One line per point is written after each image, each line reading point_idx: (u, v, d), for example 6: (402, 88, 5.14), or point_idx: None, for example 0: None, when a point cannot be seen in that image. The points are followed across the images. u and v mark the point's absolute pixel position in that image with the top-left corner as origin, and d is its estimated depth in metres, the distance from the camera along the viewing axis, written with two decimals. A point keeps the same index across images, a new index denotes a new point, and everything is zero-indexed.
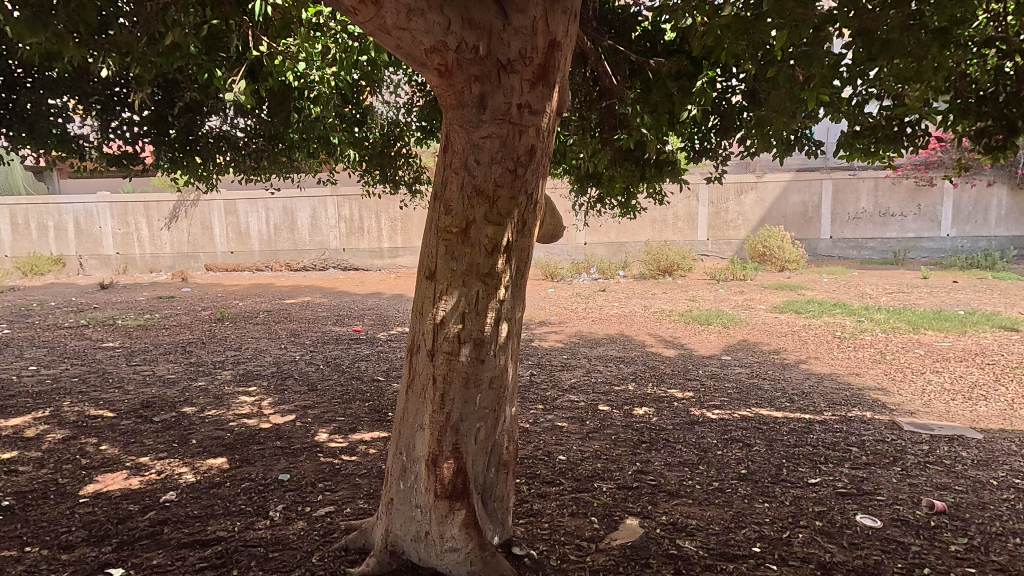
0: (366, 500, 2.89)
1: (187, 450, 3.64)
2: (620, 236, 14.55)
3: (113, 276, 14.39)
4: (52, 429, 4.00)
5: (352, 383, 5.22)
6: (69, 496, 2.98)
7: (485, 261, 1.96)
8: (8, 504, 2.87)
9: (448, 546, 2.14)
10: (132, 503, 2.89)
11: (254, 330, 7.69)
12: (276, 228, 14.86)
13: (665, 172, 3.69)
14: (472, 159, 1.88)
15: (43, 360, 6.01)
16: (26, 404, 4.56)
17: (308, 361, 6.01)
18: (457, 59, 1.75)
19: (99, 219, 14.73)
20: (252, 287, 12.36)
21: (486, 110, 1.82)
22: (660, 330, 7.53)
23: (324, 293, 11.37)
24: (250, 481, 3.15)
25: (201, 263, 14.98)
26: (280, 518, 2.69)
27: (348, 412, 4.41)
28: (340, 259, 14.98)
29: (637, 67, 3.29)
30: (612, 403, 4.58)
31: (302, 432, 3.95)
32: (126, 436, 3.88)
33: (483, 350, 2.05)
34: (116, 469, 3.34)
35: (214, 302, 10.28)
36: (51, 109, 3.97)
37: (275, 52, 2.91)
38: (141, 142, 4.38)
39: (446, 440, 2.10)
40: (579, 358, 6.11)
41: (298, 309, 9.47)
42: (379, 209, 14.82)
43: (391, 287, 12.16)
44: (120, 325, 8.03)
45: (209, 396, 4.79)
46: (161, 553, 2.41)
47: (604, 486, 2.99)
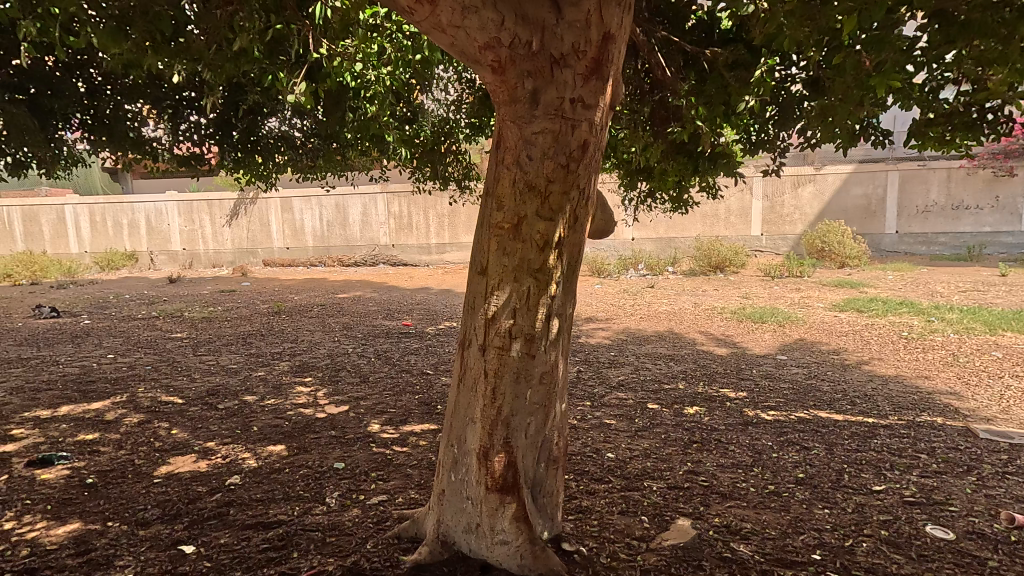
0: (417, 490, 2.95)
1: (249, 436, 3.82)
2: (669, 232, 14.25)
3: (180, 270, 15.28)
4: (128, 413, 4.29)
5: (401, 376, 5.34)
6: (144, 476, 3.19)
7: (537, 257, 1.97)
8: (91, 482, 3.11)
9: (498, 540, 2.15)
10: (200, 485, 3.06)
11: (308, 323, 7.99)
12: (329, 225, 15.38)
13: (719, 166, 3.56)
14: (524, 155, 1.89)
15: (119, 349, 6.45)
16: (105, 389, 4.92)
17: (359, 354, 6.19)
18: (511, 55, 1.76)
19: (167, 217, 15.61)
20: (307, 281, 12.82)
21: (539, 106, 1.83)
22: (711, 328, 7.35)
23: (375, 288, 11.66)
24: (308, 468, 3.28)
25: (259, 259, 15.69)
26: (336, 505, 2.79)
27: (398, 404, 4.52)
28: (390, 255, 15.29)
29: (691, 57, 3.21)
30: (662, 401, 4.50)
31: (355, 422, 4.08)
32: (194, 422, 4.12)
33: (534, 345, 2.06)
34: (186, 453, 3.54)
35: (272, 296, 10.74)
36: (128, 114, 4.26)
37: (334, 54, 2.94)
38: (208, 144, 4.60)
39: (497, 435, 2.12)
40: (628, 355, 6.03)
41: (350, 303, 9.79)
42: (426, 206, 15.04)
43: (439, 283, 12.37)
44: (186, 317, 8.54)
45: (268, 386, 5.03)
46: (227, 533, 2.54)
47: (654, 485, 2.94)
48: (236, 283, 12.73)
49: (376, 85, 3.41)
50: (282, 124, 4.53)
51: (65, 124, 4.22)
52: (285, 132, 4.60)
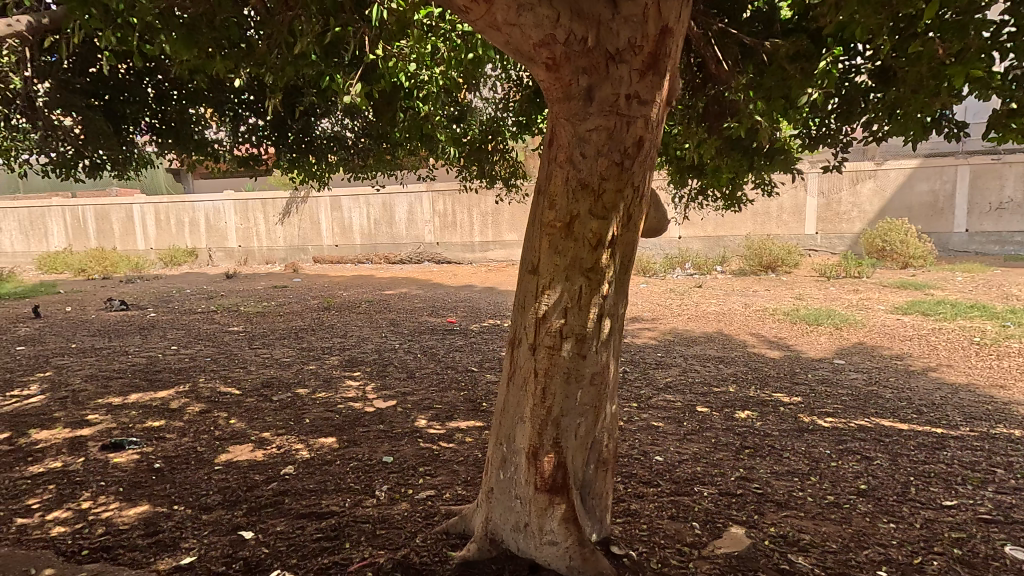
0: (464, 486, 2.98)
1: (302, 428, 3.95)
2: (718, 229, 13.75)
3: (236, 266, 15.96)
4: (191, 402, 4.52)
5: (446, 372, 5.40)
6: (206, 463, 3.35)
7: (589, 256, 1.95)
8: (158, 467, 3.28)
9: (547, 540, 2.15)
10: (257, 473, 3.19)
11: (357, 319, 8.20)
12: (376, 223, 15.73)
13: (776, 162, 3.43)
14: (578, 153, 1.87)
15: (182, 341, 6.80)
16: (170, 379, 5.19)
17: (405, 350, 6.30)
18: (565, 52, 1.74)
19: (225, 215, 16.34)
20: (355, 278, 13.16)
21: (593, 102, 1.80)
22: (763, 329, 7.10)
23: (419, 285, 11.86)
24: (358, 460, 3.36)
25: (310, 256, 16.20)
26: (385, 498, 2.85)
27: (444, 400, 4.57)
28: (434, 253, 15.51)
29: (749, 49, 3.10)
30: (711, 404, 4.38)
31: (402, 417, 4.15)
32: (250, 412, 4.29)
33: (585, 345, 2.04)
34: (243, 442, 3.69)
35: (322, 291, 11.07)
36: (193, 118, 4.47)
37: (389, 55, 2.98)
38: (265, 145, 4.77)
39: (547, 434, 2.11)
40: (675, 356, 5.90)
41: (397, 299, 10.00)
42: (470, 205, 15.12)
43: (483, 280, 12.45)
44: (242, 311, 8.92)
45: (319, 379, 5.19)
46: (283, 521, 2.63)
47: (705, 491, 2.87)
48: (288, 279, 13.21)
49: (429, 84, 3.43)
50: (335, 125, 4.62)
51: (135, 128, 4.47)
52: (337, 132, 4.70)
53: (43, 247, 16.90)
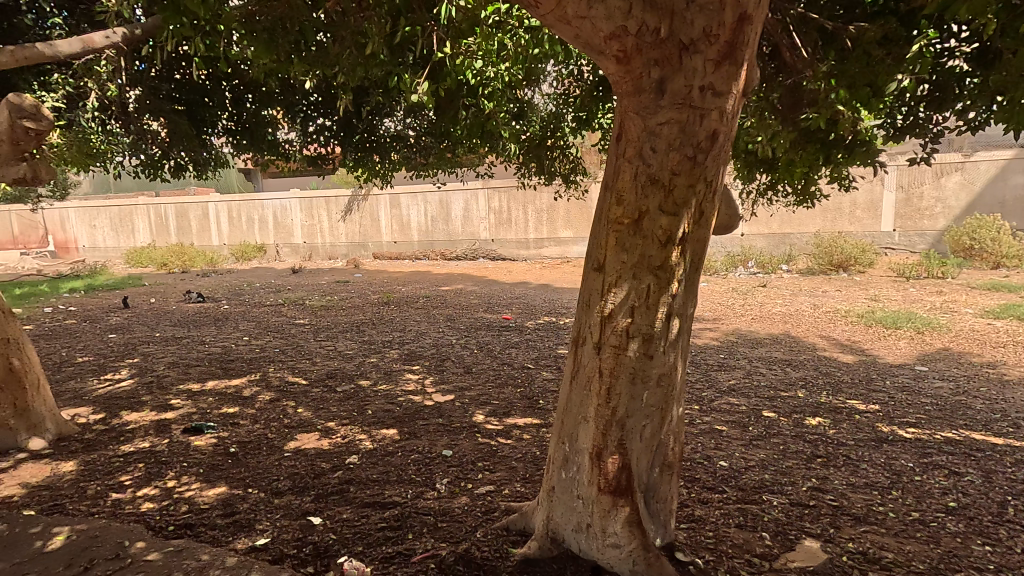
0: (523, 483, 2.98)
1: (365, 419, 4.07)
2: (784, 227, 13.24)
3: (302, 262, 16.68)
4: (262, 390, 4.76)
5: (503, 369, 5.42)
6: (277, 449, 3.51)
7: (658, 253, 1.90)
8: (234, 451, 3.47)
9: (610, 542, 2.12)
10: (324, 461, 3.31)
11: (415, 314, 8.38)
12: (433, 220, 16.02)
13: (857, 154, 3.21)
14: (648, 147, 1.82)
15: (253, 332, 7.18)
16: (243, 368, 5.49)
17: (462, 345, 6.38)
18: (637, 44, 1.69)
19: (292, 213, 17.10)
20: (413, 273, 13.47)
21: (665, 95, 1.74)
22: (835, 332, 6.72)
23: (475, 281, 11.98)
24: (418, 453, 3.43)
25: (370, 252, 16.70)
26: (445, 491, 2.89)
27: (501, 396, 4.59)
28: (490, 249, 15.64)
29: (830, 35, 2.91)
30: (779, 409, 4.19)
31: (460, 411, 4.20)
32: (316, 402, 4.46)
33: (652, 346, 1.99)
34: (310, 430, 3.85)
35: (382, 287, 11.40)
36: (266, 120, 4.69)
37: (456, 53, 3.01)
38: (333, 145, 4.94)
39: (612, 435, 2.07)
40: (738, 358, 5.68)
41: (453, 295, 10.15)
42: (525, 202, 15.10)
43: (538, 277, 12.44)
44: (307, 304, 9.31)
45: (380, 372, 5.34)
46: (348, 509, 2.71)
47: (775, 500, 2.74)
48: (350, 274, 13.69)
49: (493, 81, 3.44)
50: (398, 124, 4.72)
51: (215, 131, 4.75)
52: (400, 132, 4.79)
53: (130, 242, 18.26)
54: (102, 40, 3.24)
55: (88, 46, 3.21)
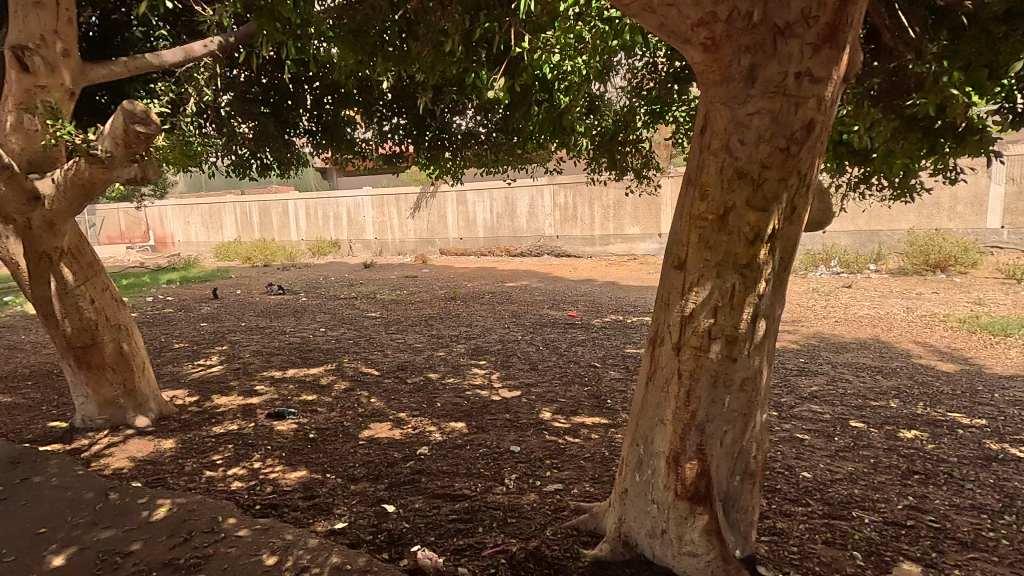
0: (592, 483, 2.94)
1: (434, 411, 4.16)
2: (872, 224, 12.39)
3: (373, 257, 17.30)
4: (337, 380, 4.97)
5: (569, 366, 5.38)
6: (352, 437, 3.65)
7: (745, 251, 1.80)
8: (313, 436, 3.65)
9: (687, 550, 2.04)
10: (396, 451, 3.41)
11: (481, 309, 8.48)
12: (499, 217, 16.15)
13: (969, 143, 2.91)
14: (736, 138, 1.73)
15: (329, 324, 7.52)
16: (320, 358, 5.76)
17: (528, 342, 6.39)
18: (727, 30, 1.61)
19: (364, 210, 17.76)
20: (478, 269, 13.63)
21: (756, 84, 1.65)
22: (932, 338, 6.18)
23: (540, 278, 11.96)
24: (487, 447, 3.46)
25: (437, 248, 17.08)
26: (514, 487, 2.90)
27: (568, 394, 4.55)
28: (555, 246, 15.57)
29: (940, 12, 2.65)
30: (868, 419, 3.90)
31: (527, 408, 4.20)
32: (388, 393, 4.61)
33: (736, 348, 1.89)
34: (383, 420, 3.98)
35: (448, 282, 11.62)
36: (344, 120, 4.88)
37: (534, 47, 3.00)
38: (406, 143, 5.07)
39: (690, 440, 1.99)
40: (821, 363, 5.33)
41: (518, 292, 10.18)
42: (591, 198, 14.89)
43: (603, 274, 12.25)
44: (378, 298, 9.65)
45: (448, 365, 5.44)
46: (420, 499, 2.78)
47: (867, 517, 2.55)
48: (418, 269, 14.05)
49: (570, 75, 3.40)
50: (470, 121, 4.77)
51: (298, 132, 5.00)
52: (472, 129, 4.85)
53: (219, 238, 19.62)
54: (201, 50, 3.47)
55: (190, 55, 3.47)
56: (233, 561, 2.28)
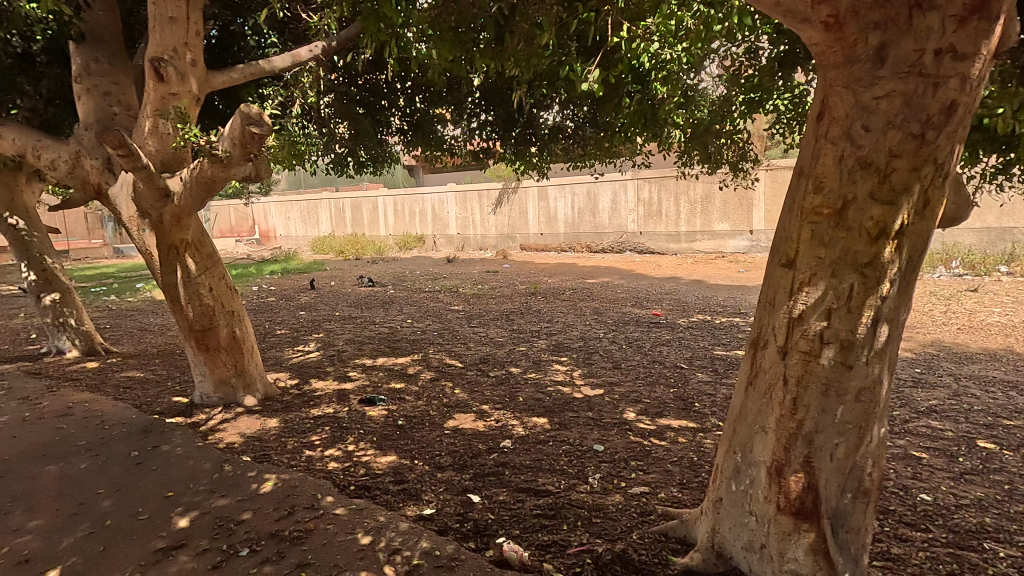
0: (679, 489, 2.83)
1: (516, 405, 4.19)
2: (1004, 221, 10.98)
3: (455, 252, 17.74)
4: (423, 370, 5.14)
5: (654, 367, 5.22)
6: (438, 426, 3.76)
7: (866, 249, 1.64)
8: (402, 424, 3.79)
9: (789, 568, 1.91)
10: (480, 442, 3.47)
11: (562, 305, 8.45)
12: (580, 213, 15.99)
13: None
14: (859, 125, 1.57)
15: (415, 316, 7.80)
16: (407, 348, 5.99)
17: (610, 340, 6.28)
18: (853, 6, 1.47)
19: (448, 206, 18.23)
20: (559, 265, 13.59)
21: (885, 63, 1.49)
22: None
23: (622, 275, 11.72)
24: (569, 444, 3.44)
25: (518, 244, 17.21)
26: (598, 487, 2.85)
27: (652, 395, 4.42)
28: (637, 242, 15.18)
29: None
30: (1000, 440, 3.46)
31: (610, 407, 4.13)
32: (471, 385, 4.70)
33: (852, 354, 1.73)
34: (467, 411, 4.06)
35: (529, 278, 11.67)
36: (435, 118, 5.03)
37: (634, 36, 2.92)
38: (494, 140, 5.15)
39: (796, 450, 1.85)
40: (941, 375, 4.81)
41: (600, 289, 10.03)
42: (677, 193, 14.36)
43: (689, 272, 11.80)
44: (461, 292, 9.88)
45: (530, 361, 5.46)
46: (504, 492, 2.81)
47: (1002, 551, 2.26)
48: (499, 264, 14.23)
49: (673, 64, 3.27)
50: (558, 116, 4.77)
51: (392, 131, 5.22)
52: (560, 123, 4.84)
53: (316, 232, 20.95)
54: (307, 55, 3.69)
55: (297, 60, 3.70)
56: (332, 537, 2.41)
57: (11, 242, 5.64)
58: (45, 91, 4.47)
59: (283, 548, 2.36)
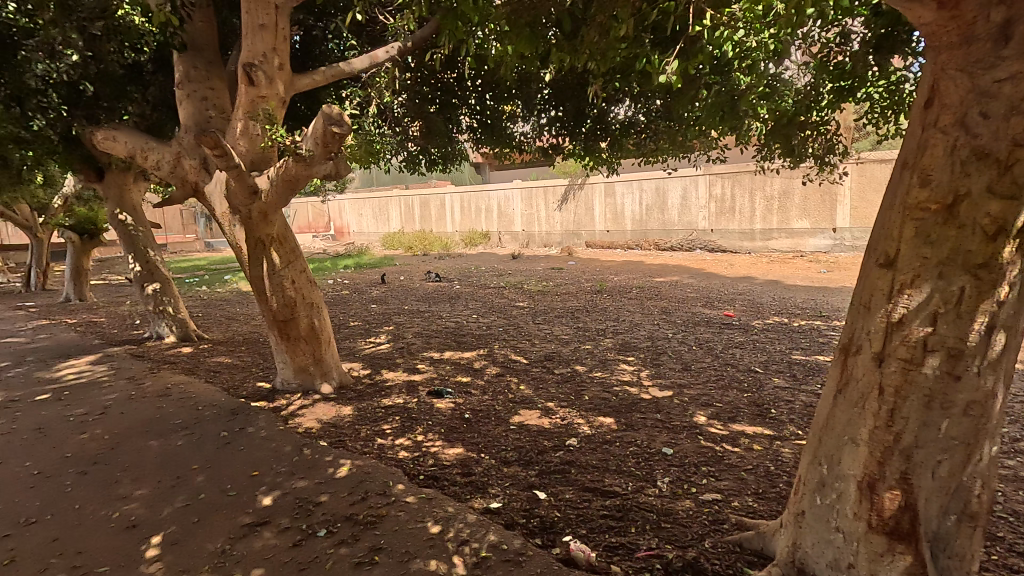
0: (755, 498, 2.70)
1: (582, 404, 4.15)
2: None
3: (520, 248, 17.81)
4: (489, 365, 5.20)
5: (726, 370, 5.01)
6: (503, 421, 3.79)
7: (981, 248, 1.48)
8: (468, 417, 3.85)
9: None
10: (546, 439, 3.46)
11: (628, 304, 8.29)
12: (648, 209, 15.61)
13: None
14: (976, 112, 1.44)
15: (481, 311, 7.90)
16: (473, 342, 6.08)
17: (679, 340, 6.09)
18: None
19: (514, 203, 18.33)
20: (625, 263, 13.33)
21: (1009, 42, 1.36)
22: None
23: (692, 274, 11.34)
24: (637, 446, 3.36)
25: (583, 241, 17.05)
26: (668, 491, 2.77)
27: (725, 399, 4.24)
28: (708, 240, 14.63)
29: None
30: None
31: (680, 409, 4.00)
32: (536, 382, 4.71)
33: (961, 364, 1.57)
34: (532, 408, 4.07)
35: (594, 275, 11.53)
36: (505, 115, 5.07)
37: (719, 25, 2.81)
38: (563, 136, 5.13)
39: (891, 465, 1.71)
40: None
41: (668, 287, 9.76)
42: (753, 188, 13.70)
43: (764, 272, 11.24)
44: (526, 288, 9.91)
45: (595, 359, 5.40)
46: (571, 490, 2.79)
47: None
48: (564, 261, 14.16)
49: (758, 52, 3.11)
50: (630, 110, 4.69)
51: (462, 129, 5.31)
52: (632, 118, 4.76)
53: (386, 228, 21.69)
54: (383, 56, 3.81)
55: (375, 61, 3.82)
56: (403, 524, 2.49)
57: (121, 237, 6.20)
58: (151, 98, 4.86)
59: (358, 531, 2.45)
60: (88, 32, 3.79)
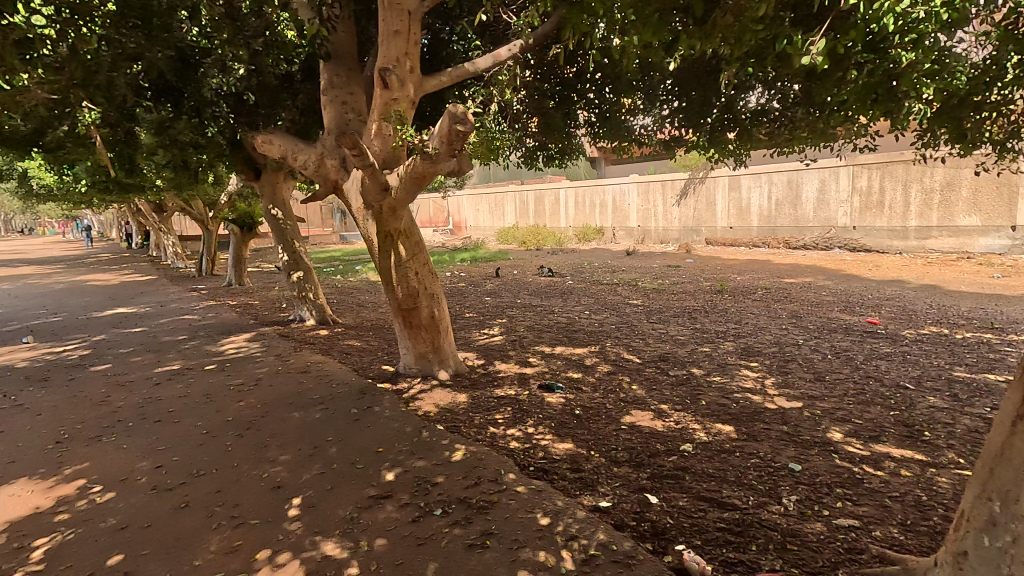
0: (900, 529, 2.40)
1: (698, 409, 3.95)
2: None
3: (635, 244, 17.36)
4: (600, 362, 5.14)
5: (867, 383, 4.50)
6: (614, 420, 3.72)
7: None
8: (579, 413, 3.84)
9: None
10: (659, 442, 3.35)
11: (753, 306, 7.74)
12: (778, 204, 14.44)
13: None
14: None
15: (593, 308, 7.83)
16: (585, 338, 6.04)
17: (811, 348, 5.57)
18: None
19: (630, 197, 17.89)
20: (749, 262, 12.48)
21: None
22: None
23: (828, 276, 10.33)
24: (760, 458, 3.13)
25: (703, 237, 16.21)
26: (794, 510, 2.55)
27: (865, 415, 3.81)
28: (848, 238, 13.20)
29: None
30: None
31: (810, 423, 3.67)
32: (649, 382, 4.56)
33: None
34: (645, 409, 3.95)
35: (714, 274, 10.93)
36: (625, 108, 4.96)
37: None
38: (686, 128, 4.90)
39: None
40: None
41: (799, 289, 8.97)
42: (907, 180, 12.11)
43: (917, 275, 9.92)
44: (641, 286, 9.64)
45: (714, 363, 5.11)
46: (684, 498, 2.67)
47: None
48: (681, 259, 13.59)
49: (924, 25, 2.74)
50: (764, 97, 4.37)
51: (580, 123, 5.28)
52: (765, 106, 4.43)
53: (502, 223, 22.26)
54: (506, 53, 3.89)
55: (497, 59, 3.92)
56: (513, 513, 2.55)
57: (273, 230, 7.02)
58: (299, 104, 5.32)
59: (470, 514, 2.56)
60: (252, 49, 4.39)
